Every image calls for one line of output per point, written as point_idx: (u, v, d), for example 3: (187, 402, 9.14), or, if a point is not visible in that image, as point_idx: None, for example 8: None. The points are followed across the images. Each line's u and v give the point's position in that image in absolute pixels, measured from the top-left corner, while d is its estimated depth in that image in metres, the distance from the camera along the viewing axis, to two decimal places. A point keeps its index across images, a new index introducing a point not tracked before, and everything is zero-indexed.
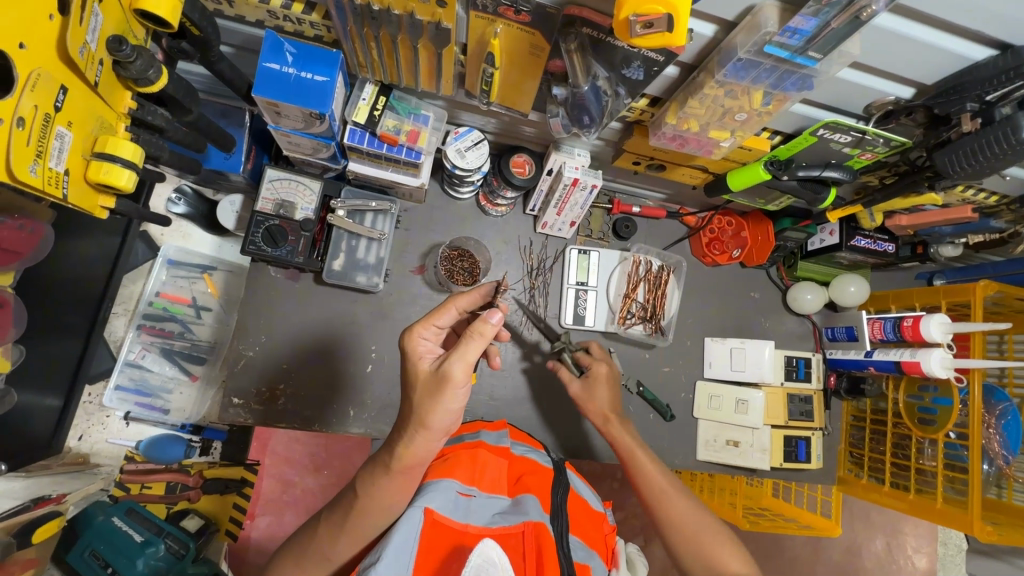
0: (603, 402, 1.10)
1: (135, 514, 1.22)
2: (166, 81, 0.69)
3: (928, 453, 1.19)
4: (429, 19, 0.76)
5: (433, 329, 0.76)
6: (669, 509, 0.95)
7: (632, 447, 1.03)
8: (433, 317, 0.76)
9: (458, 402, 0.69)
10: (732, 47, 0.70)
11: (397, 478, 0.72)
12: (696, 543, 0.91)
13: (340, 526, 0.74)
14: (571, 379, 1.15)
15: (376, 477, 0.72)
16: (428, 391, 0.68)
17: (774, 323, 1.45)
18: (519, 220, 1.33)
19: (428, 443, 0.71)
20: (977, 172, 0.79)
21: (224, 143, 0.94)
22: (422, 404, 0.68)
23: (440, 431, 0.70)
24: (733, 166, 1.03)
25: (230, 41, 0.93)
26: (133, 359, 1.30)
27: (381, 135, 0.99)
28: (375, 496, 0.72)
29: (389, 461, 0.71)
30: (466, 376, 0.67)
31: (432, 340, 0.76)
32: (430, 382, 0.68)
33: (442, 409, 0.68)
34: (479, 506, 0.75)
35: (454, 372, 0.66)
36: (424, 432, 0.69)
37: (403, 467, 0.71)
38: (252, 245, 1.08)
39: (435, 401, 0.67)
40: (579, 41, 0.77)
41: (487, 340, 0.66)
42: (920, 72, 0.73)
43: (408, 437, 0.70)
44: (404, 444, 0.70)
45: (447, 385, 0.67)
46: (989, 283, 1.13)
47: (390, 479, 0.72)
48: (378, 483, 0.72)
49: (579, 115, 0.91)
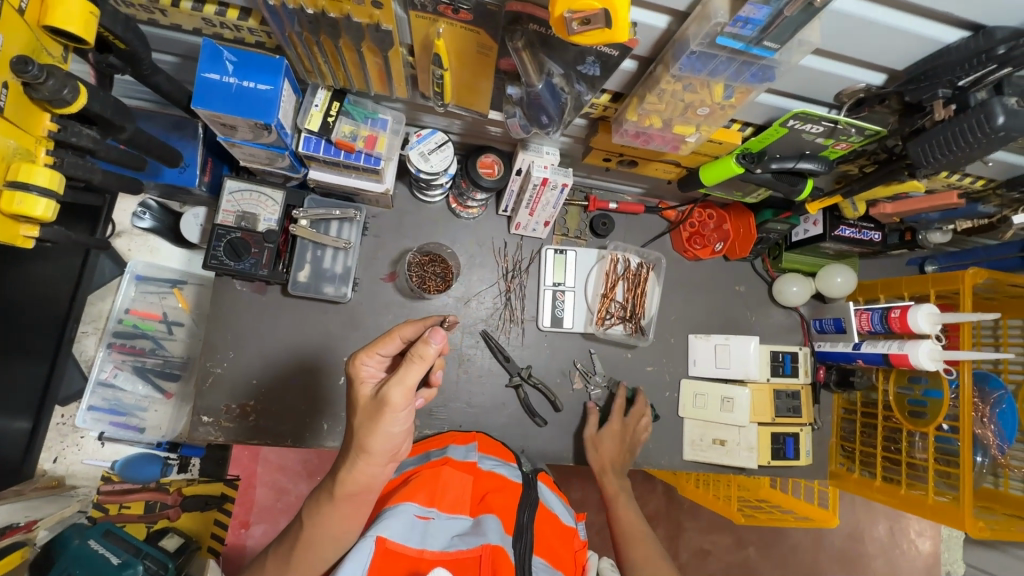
0: (607, 454, 1.19)
1: (112, 536, 1.19)
2: (84, 100, 0.66)
3: (919, 446, 1.16)
4: (367, 21, 0.73)
5: (377, 357, 0.73)
6: (631, 547, 1.02)
7: (615, 496, 1.14)
8: (377, 345, 0.72)
9: (399, 426, 0.66)
10: (685, 38, 0.66)
11: (343, 504, 0.70)
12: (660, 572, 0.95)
13: (287, 558, 0.74)
14: (594, 425, 1.22)
15: (320, 506, 0.71)
16: (368, 416, 0.66)
17: (760, 316, 1.41)
18: (492, 222, 1.29)
19: (371, 467, 0.68)
20: (951, 163, 0.75)
21: (170, 158, 0.91)
22: (362, 427, 0.66)
23: (385, 454, 0.67)
24: (703, 160, 0.98)
25: (170, 51, 0.89)
26: (104, 379, 1.29)
27: (336, 142, 0.95)
28: (319, 525, 0.72)
29: (332, 487, 0.70)
30: (406, 400, 0.65)
31: (377, 365, 0.74)
32: (371, 407, 0.66)
33: (382, 435, 0.66)
34: (437, 529, 0.73)
35: (392, 397, 0.64)
36: (365, 456, 0.67)
37: (346, 494, 0.70)
38: (214, 259, 1.05)
39: (374, 426, 0.65)
40: (527, 38, 0.73)
41: (428, 363, 0.63)
42: (888, 57, 0.69)
43: (350, 463, 0.68)
44: (347, 471, 0.68)
45: (386, 410, 0.64)
46: (978, 271, 1.08)
47: (335, 504, 0.70)
48: (323, 512, 0.71)
49: (537, 114, 0.87)
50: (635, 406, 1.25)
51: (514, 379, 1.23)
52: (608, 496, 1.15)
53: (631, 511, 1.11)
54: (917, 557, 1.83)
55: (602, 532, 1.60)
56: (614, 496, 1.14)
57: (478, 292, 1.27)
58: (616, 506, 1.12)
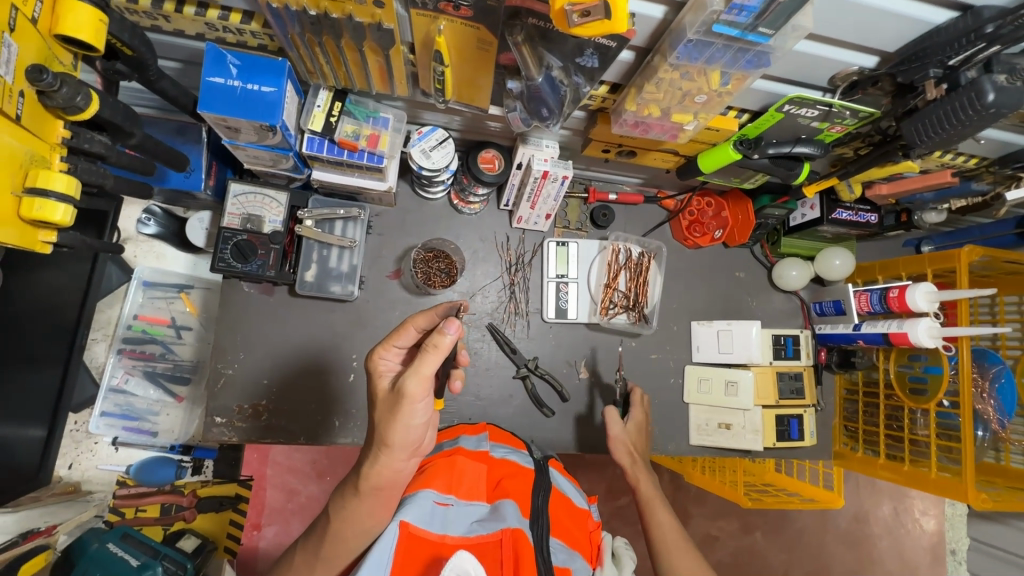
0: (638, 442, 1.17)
1: (130, 538, 1.20)
2: (96, 106, 0.67)
3: (920, 423, 1.18)
4: (369, 20, 0.74)
5: (394, 350, 0.76)
6: (673, 560, 0.96)
7: (651, 498, 1.07)
8: (392, 339, 0.75)
9: (419, 417, 0.70)
10: (681, 27, 0.67)
11: (368, 499, 0.73)
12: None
13: (317, 549, 0.76)
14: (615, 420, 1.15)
15: (345, 499, 0.74)
16: (389, 409, 0.69)
17: (760, 301, 1.43)
18: (493, 217, 1.30)
19: (395, 462, 0.72)
20: (945, 141, 0.76)
21: (178, 162, 0.93)
22: (384, 422, 0.70)
23: (408, 446, 0.71)
24: (703, 148, 1.00)
25: (174, 57, 0.90)
26: (116, 385, 1.31)
27: (339, 141, 0.96)
28: (348, 520, 0.74)
29: (357, 483, 0.73)
30: (423, 390, 0.68)
31: (395, 358, 0.77)
32: (391, 399, 0.69)
33: (404, 426, 0.69)
34: (457, 515, 0.75)
35: (410, 389, 0.66)
36: (386, 450, 0.70)
37: (371, 488, 0.73)
38: (221, 262, 1.06)
39: (394, 417, 0.68)
40: (526, 32, 0.75)
41: (443, 352, 0.65)
42: (880, 39, 0.70)
43: (374, 459, 0.71)
44: (370, 466, 0.72)
45: (405, 401, 0.67)
46: (973, 248, 1.10)
47: (360, 500, 0.73)
48: (351, 507, 0.74)
49: (537, 107, 0.88)
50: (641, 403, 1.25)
51: (520, 371, 1.24)
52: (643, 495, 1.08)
53: (667, 512, 1.05)
54: (922, 536, 1.86)
55: (611, 521, 1.63)
56: (650, 496, 1.07)
57: (482, 287, 1.29)
58: (653, 506, 1.06)
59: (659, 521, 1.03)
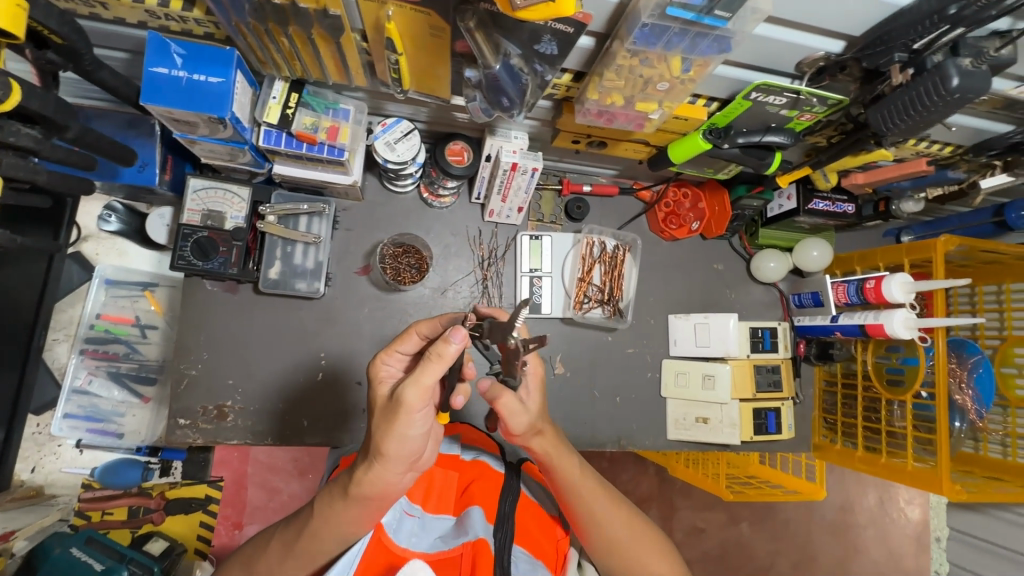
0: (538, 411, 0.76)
1: (95, 543, 1.16)
2: (17, 96, 0.62)
3: (897, 415, 1.16)
4: (314, 6, 0.71)
5: (396, 355, 0.71)
6: (606, 533, 0.79)
7: (578, 485, 0.79)
8: (396, 343, 0.70)
9: (416, 429, 0.62)
10: (636, 11, 0.64)
11: (355, 505, 0.66)
12: (646, 549, 0.80)
13: (291, 546, 0.71)
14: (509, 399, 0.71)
15: (332, 503, 0.67)
16: (385, 418, 0.62)
17: (739, 293, 1.42)
18: (466, 210, 1.27)
19: (389, 473, 0.64)
20: (909, 130, 0.75)
21: (125, 157, 0.90)
22: (378, 430, 0.63)
23: (404, 458, 0.64)
24: (673, 137, 0.98)
25: (118, 47, 0.86)
26: (79, 386, 1.28)
27: (297, 134, 0.93)
28: (331, 521, 0.68)
29: (346, 486, 0.66)
30: (422, 400, 0.61)
31: (398, 365, 0.71)
32: (387, 408, 0.62)
33: (399, 437, 0.62)
34: (423, 526, 0.77)
35: (407, 397, 0.60)
36: (381, 460, 0.63)
37: (361, 495, 0.65)
38: (181, 260, 1.03)
39: (390, 427, 0.61)
40: (478, 17, 0.71)
41: (447, 362, 0.60)
42: (845, 22, 0.68)
43: (366, 466, 0.64)
44: (363, 472, 0.64)
45: (402, 410, 0.60)
46: (950, 238, 1.08)
47: (348, 505, 0.66)
48: (336, 509, 0.67)
49: (498, 97, 0.85)
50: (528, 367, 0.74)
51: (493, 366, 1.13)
52: (562, 473, 0.78)
53: (592, 480, 0.80)
54: (907, 525, 1.86)
55: None
56: (577, 484, 0.79)
57: (455, 282, 1.26)
58: (583, 495, 0.79)
59: (598, 518, 0.78)
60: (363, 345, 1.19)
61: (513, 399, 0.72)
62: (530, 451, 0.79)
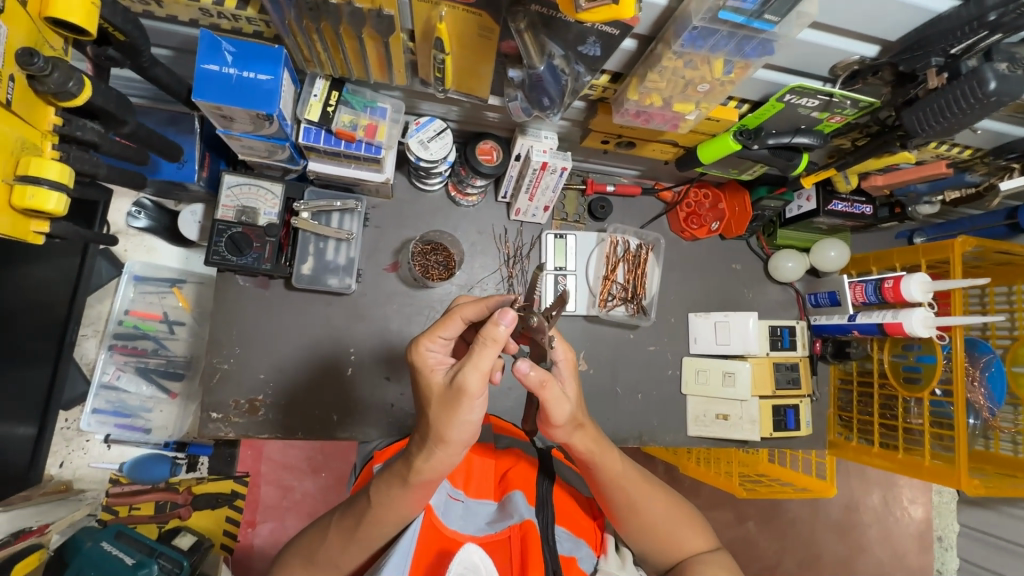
0: (575, 403, 0.74)
1: (124, 537, 1.18)
2: (89, 92, 0.66)
3: (914, 412, 1.19)
4: (368, 5, 0.72)
5: (440, 341, 0.71)
6: (644, 518, 0.79)
7: (619, 478, 0.78)
8: (439, 328, 0.70)
9: (477, 413, 0.64)
10: (687, 15, 0.68)
11: (417, 491, 0.68)
12: (681, 526, 0.82)
13: (351, 535, 0.72)
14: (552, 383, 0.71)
15: (390, 490, 0.68)
16: (444, 405, 0.64)
17: (756, 293, 1.44)
18: (491, 209, 1.29)
19: (450, 457, 0.67)
20: (944, 131, 0.78)
21: (171, 153, 0.92)
22: (438, 418, 0.64)
23: (463, 442, 0.66)
24: (702, 139, 1.00)
25: (166, 44, 0.88)
26: (108, 381, 1.32)
27: (336, 132, 0.95)
28: (392, 507, 0.69)
29: (406, 475, 0.68)
30: (482, 386, 0.63)
31: (442, 350, 0.71)
32: (446, 395, 0.64)
33: (460, 423, 0.64)
34: (468, 515, 0.78)
35: (469, 385, 0.62)
36: (443, 446, 0.65)
37: (422, 482, 0.68)
38: (216, 255, 1.04)
39: (452, 414, 0.63)
40: (529, 19, 0.74)
41: (500, 346, 0.62)
42: (883, 27, 0.71)
43: (427, 453, 0.66)
44: (423, 460, 0.66)
45: (463, 398, 0.62)
46: (968, 239, 1.11)
47: (408, 491, 0.68)
48: (394, 496, 0.69)
49: (539, 96, 0.87)
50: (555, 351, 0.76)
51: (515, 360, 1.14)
52: (602, 467, 0.78)
53: (628, 467, 0.80)
54: (911, 524, 1.89)
55: None
56: (617, 476, 0.78)
57: (481, 279, 1.28)
58: (623, 486, 0.78)
59: (637, 507, 0.79)
60: (390, 341, 1.21)
61: (557, 388, 0.70)
62: (571, 450, 0.77)
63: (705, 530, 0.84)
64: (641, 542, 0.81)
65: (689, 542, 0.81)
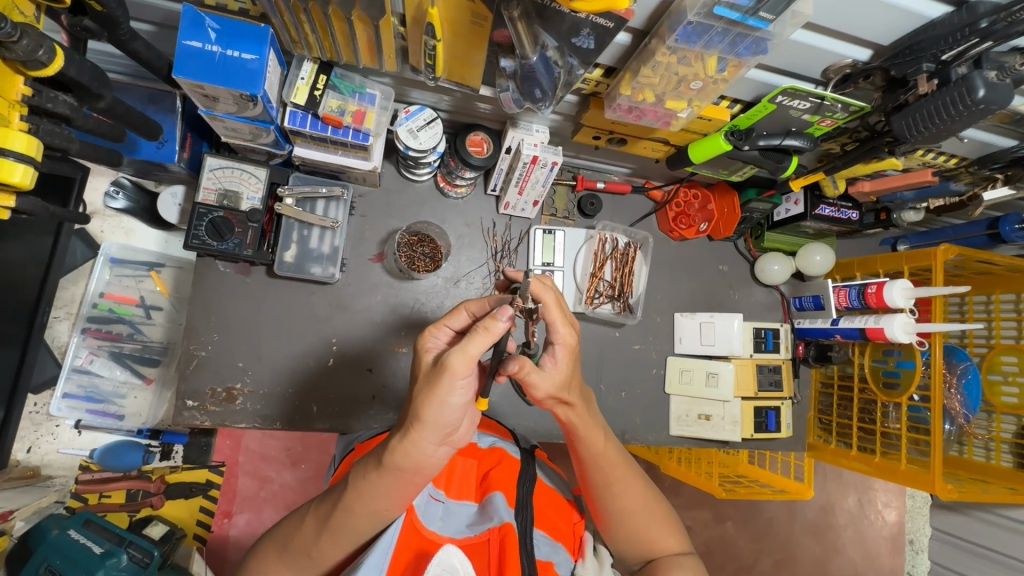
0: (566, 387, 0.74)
1: (93, 525, 1.16)
2: (61, 62, 0.64)
3: (892, 417, 1.20)
4: None
5: (445, 330, 0.70)
6: (619, 501, 0.80)
7: (600, 456, 0.80)
8: (445, 317, 0.70)
9: (458, 397, 0.62)
10: (682, 10, 0.67)
11: (398, 485, 0.66)
12: (655, 524, 0.81)
13: (326, 528, 0.70)
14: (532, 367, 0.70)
15: (367, 474, 0.67)
16: (428, 382, 0.62)
17: (742, 295, 1.45)
18: (480, 201, 1.28)
19: (424, 442, 0.64)
20: (932, 137, 0.78)
21: (150, 131, 0.89)
22: (419, 396, 0.62)
23: (440, 427, 0.63)
24: (693, 137, 0.99)
25: (148, 19, 0.85)
26: (80, 365, 1.28)
27: (323, 116, 0.93)
28: (367, 500, 0.67)
29: (380, 457, 0.66)
30: (467, 368, 0.61)
31: (445, 339, 0.70)
32: (431, 373, 0.62)
33: (438, 402, 0.62)
34: (448, 516, 0.77)
35: (453, 363, 0.60)
36: (420, 426, 0.63)
37: (399, 475, 0.65)
38: (195, 239, 1.01)
39: (432, 392, 0.61)
40: (522, 8, 0.72)
41: (494, 336, 0.61)
42: (876, 31, 0.71)
43: (402, 432, 0.64)
44: (398, 441, 0.64)
45: (445, 375, 0.60)
46: (950, 247, 1.12)
47: (382, 476, 0.66)
48: (374, 490, 0.67)
49: (530, 88, 0.86)
50: (558, 336, 0.71)
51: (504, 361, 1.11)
52: (585, 442, 0.79)
53: (613, 449, 0.81)
54: (884, 527, 1.91)
55: None
56: (597, 455, 0.80)
57: (467, 273, 1.26)
58: (603, 466, 0.80)
59: (612, 488, 0.80)
60: (373, 332, 1.19)
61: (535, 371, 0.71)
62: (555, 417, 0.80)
63: (679, 536, 0.83)
64: (612, 527, 0.82)
65: (659, 541, 0.81)
